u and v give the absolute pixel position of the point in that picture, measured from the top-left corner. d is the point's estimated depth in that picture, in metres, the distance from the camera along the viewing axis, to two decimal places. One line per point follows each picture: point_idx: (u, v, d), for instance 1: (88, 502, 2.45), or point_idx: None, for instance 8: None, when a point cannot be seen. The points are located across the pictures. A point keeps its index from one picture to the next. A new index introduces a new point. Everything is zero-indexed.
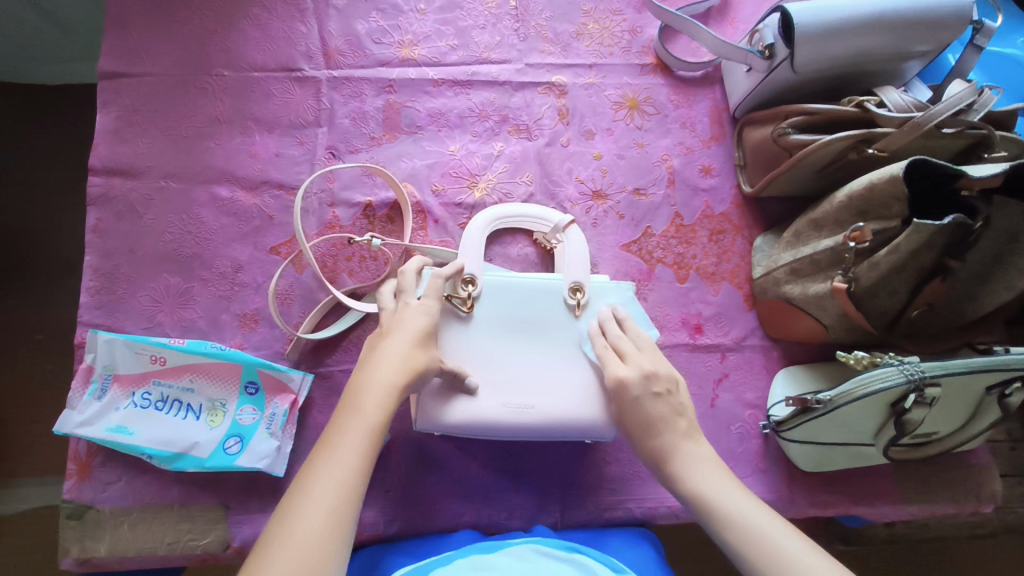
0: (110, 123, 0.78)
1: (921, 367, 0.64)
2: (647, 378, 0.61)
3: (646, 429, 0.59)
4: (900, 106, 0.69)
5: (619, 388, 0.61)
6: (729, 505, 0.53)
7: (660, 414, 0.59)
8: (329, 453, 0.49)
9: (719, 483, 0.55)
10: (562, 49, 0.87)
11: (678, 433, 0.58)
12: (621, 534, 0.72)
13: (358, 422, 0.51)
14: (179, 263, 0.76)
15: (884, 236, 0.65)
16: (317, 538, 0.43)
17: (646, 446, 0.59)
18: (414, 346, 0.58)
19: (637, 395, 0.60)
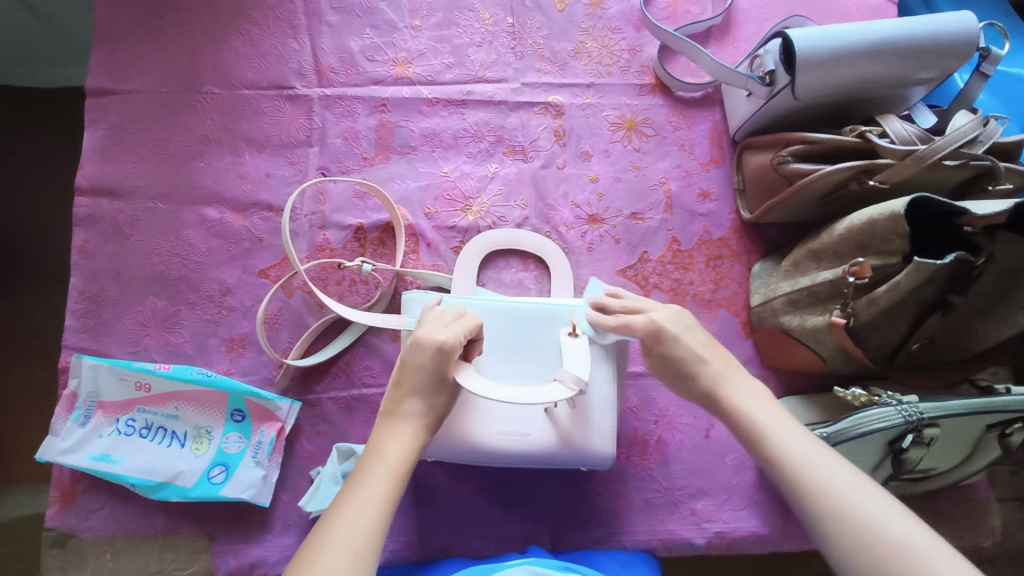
0: (97, 141, 0.77)
1: (920, 408, 0.63)
2: (681, 315, 0.57)
3: (686, 362, 0.54)
4: (904, 138, 0.67)
5: (657, 334, 0.56)
6: (775, 426, 0.47)
7: (701, 348, 0.55)
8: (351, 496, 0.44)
9: (764, 406, 0.50)
10: (560, 68, 0.86)
11: (722, 361, 0.54)
12: (607, 552, 0.71)
13: (345, 538, 0.41)
14: (167, 286, 0.75)
15: (882, 273, 0.63)
16: None
17: (692, 379, 0.53)
18: (431, 395, 0.53)
19: (676, 332, 0.56)
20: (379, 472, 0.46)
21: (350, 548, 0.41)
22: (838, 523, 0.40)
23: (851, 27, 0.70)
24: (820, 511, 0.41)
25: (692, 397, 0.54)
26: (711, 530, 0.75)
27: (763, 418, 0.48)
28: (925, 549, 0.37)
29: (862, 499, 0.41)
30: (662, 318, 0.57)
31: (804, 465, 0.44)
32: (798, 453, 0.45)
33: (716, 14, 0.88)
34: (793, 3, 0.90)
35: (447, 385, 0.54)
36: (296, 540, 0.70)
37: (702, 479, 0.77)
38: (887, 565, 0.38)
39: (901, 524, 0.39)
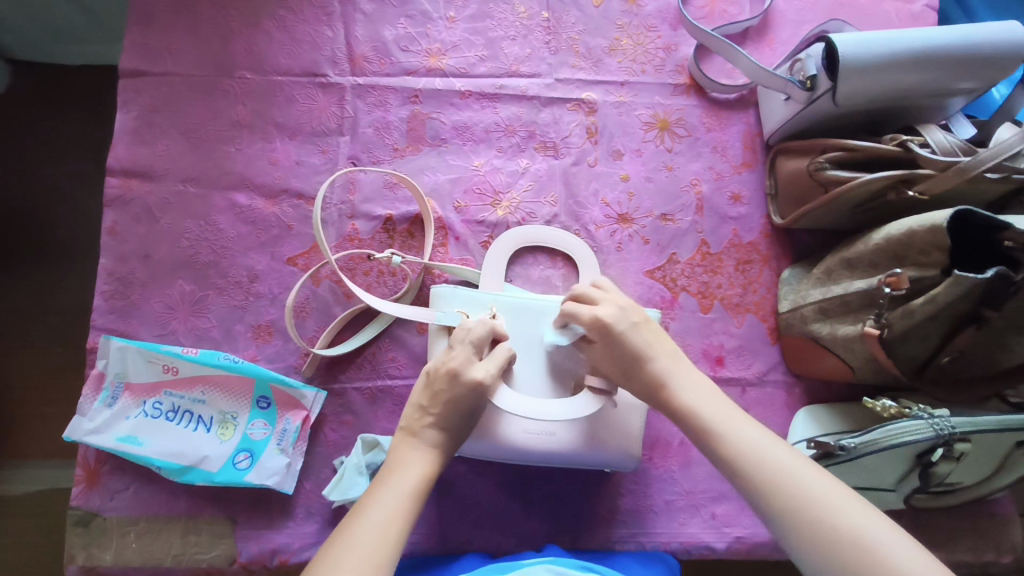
0: (129, 123, 0.77)
1: (952, 422, 0.62)
2: (621, 309, 0.59)
3: (636, 358, 0.57)
4: (945, 148, 0.66)
5: (601, 327, 0.58)
6: (729, 426, 0.52)
7: (646, 342, 0.58)
8: (371, 506, 0.51)
9: (715, 406, 0.54)
10: (594, 64, 0.85)
11: (669, 358, 0.58)
12: (627, 553, 0.72)
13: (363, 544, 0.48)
14: (195, 270, 0.75)
15: (920, 285, 0.63)
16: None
17: (640, 377, 0.57)
18: (450, 425, 0.58)
19: (622, 328, 0.58)
20: (392, 491, 0.52)
21: (364, 550, 0.47)
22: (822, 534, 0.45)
23: (892, 35, 0.68)
24: (786, 510, 0.47)
25: (636, 390, 0.59)
26: (731, 535, 0.75)
27: (716, 421, 0.53)
28: (873, 531, 0.44)
29: (823, 487, 0.47)
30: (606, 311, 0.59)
31: (768, 459, 0.49)
32: (768, 454, 0.49)
33: (753, 15, 0.87)
34: (831, 7, 0.89)
35: (470, 416, 0.59)
36: (317, 528, 0.70)
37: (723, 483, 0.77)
38: (842, 550, 0.43)
39: (854, 513, 0.45)
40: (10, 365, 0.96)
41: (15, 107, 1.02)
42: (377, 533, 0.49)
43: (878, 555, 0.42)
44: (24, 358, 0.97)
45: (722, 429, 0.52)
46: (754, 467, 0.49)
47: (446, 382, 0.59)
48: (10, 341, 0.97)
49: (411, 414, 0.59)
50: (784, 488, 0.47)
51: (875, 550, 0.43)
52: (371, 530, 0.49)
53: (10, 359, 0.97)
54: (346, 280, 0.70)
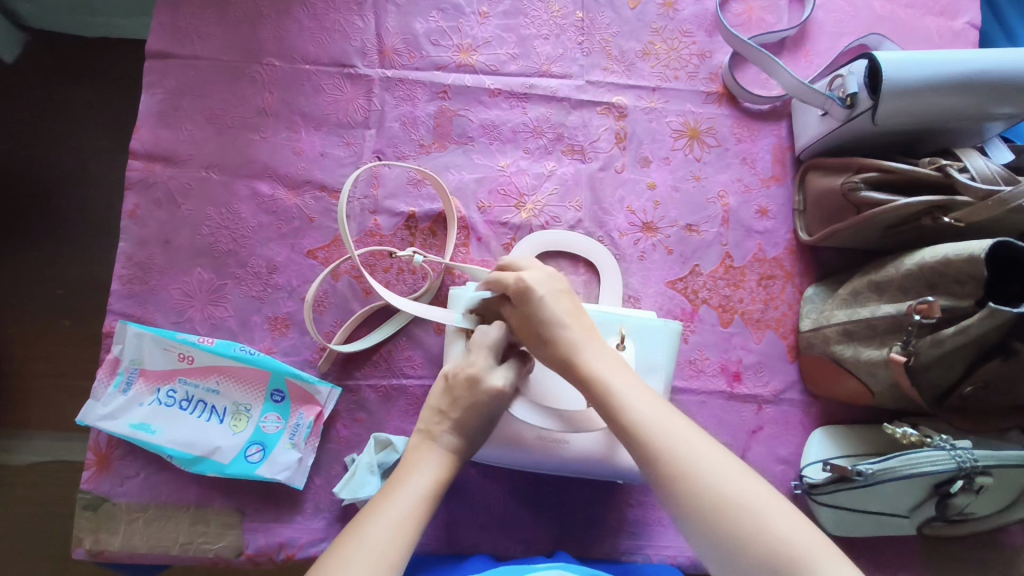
0: (154, 106, 0.76)
1: (974, 454, 0.62)
2: (545, 277, 0.60)
3: (547, 323, 0.57)
4: (985, 175, 0.64)
5: (524, 291, 0.59)
6: (630, 399, 0.51)
7: (563, 310, 0.57)
8: (384, 505, 0.51)
9: (620, 378, 0.53)
10: (626, 68, 0.83)
11: (580, 328, 0.57)
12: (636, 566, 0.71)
13: (370, 544, 0.47)
14: (214, 258, 0.74)
15: (953, 314, 0.61)
16: None
17: (548, 343, 0.56)
18: (466, 428, 0.57)
19: (542, 293, 0.58)
20: (407, 494, 0.52)
21: (377, 551, 0.47)
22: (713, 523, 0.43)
23: (934, 56, 0.67)
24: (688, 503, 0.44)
25: (546, 358, 0.57)
26: None
27: (616, 392, 0.52)
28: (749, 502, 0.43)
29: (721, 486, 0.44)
30: (532, 277, 0.60)
31: (661, 432, 0.48)
32: (658, 431, 0.48)
33: (791, 26, 0.85)
34: (871, 20, 0.87)
35: (488, 422, 0.59)
36: (326, 524, 0.70)
37: None
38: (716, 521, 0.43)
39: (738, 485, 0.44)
40: (18, 337, 0.96)
41: (42, 78, 1.01)
42: (388, 533, 0.48)
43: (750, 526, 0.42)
44: (31, 330, 0.96)
45: (623, 402, 0.51)
46: (649, 446, 0.47)
47: (467, 388, 0.58)
48: (20, 312, 0.97)
49: (428, 416, 0.58)
50: (675, 467, 0.45)
51: (758, 525, 0.42)
52: (385, 531, 0.48)
53: (23, 331, 0.96)
54: (368, 277, 0.69)
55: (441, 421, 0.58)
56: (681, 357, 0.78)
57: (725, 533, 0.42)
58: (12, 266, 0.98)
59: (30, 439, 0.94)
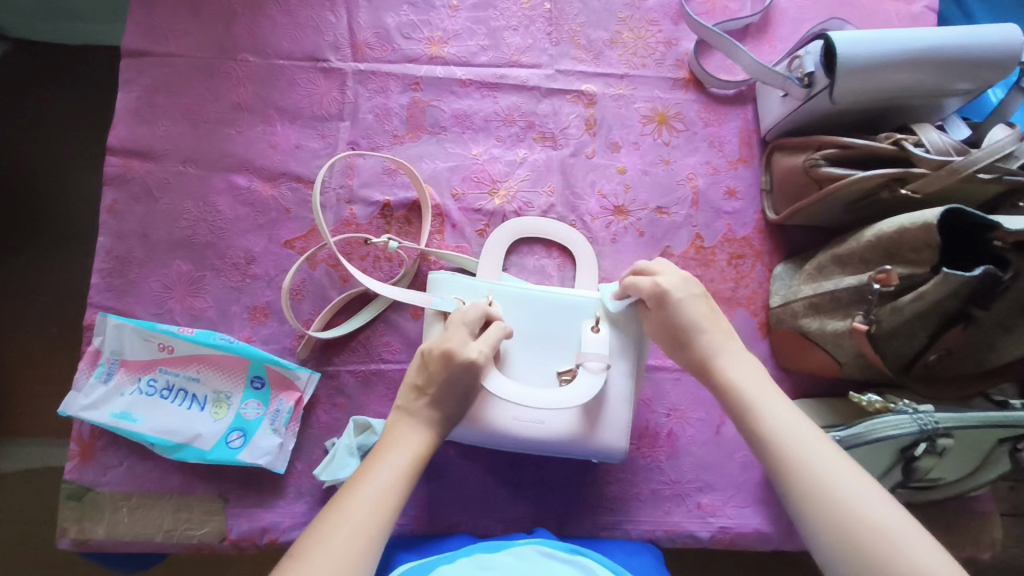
0: (131, 102, 0.77)
1: (936, 417, 0.63)
2: (683, 282, 0.61)
3: (687, 331, 0.58)
4: (939, 148, 0.67)
5: (661, 301, 0.60)
6: (768, 407, 0.52)
7: (698, 317, 0.59)
8: (366, 481, 0.52)
9: (757, 383, 0.54)
10: (595, 57, 0.85)
11: (720, 335, 0.58)
12: (616, 543, 0.72)
13: (350, 521, 0.48)
14: (193, 250, 0.75)
15: (911, 282, 0.63)
16: (349, 561, 0.46)
17: (690, 352, 0.58)
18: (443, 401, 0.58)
19: (680, 296, 0.59)
20: (388, 469, 0.53)
21: (356, 526, 0.48)
22: (857, 540, 0.44)
23: (887, 35, 0.69)
24: (818, 509, 0.46)
25: (685, 362, 0.59)
26: (715, 525, 0.76)
27: (758, 400, 0.53)
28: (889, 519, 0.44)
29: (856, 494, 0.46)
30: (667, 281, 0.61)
31: (794, 439, 0.50)
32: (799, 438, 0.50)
33: (754, 12, 0.87)
34: (832, 6, 0.90)
35: (463, 395, 0.60)
36: (308, 508, 0.71)
37: (710, 474, 0.77)
38: (861, 538, 0.44)
39: (878, 501, 0.45)
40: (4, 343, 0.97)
41: (21, 84, 1.02)
42: (371, 509, 0.50)
43: (895, 545, 0.42)
44: (18, 337, 0.97)
45: (761, 407, 0.52)
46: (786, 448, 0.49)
47: (445, 365, 0.59)
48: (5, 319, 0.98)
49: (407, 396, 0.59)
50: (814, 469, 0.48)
51: (897, 547, 0.42)
52: (369, 505, 0.50)
53: (9, 337, 0.97)
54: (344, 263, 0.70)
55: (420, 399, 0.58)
56: None
57: (857, 549, 0.43)
58: None
59: (18, 443, 0.94)
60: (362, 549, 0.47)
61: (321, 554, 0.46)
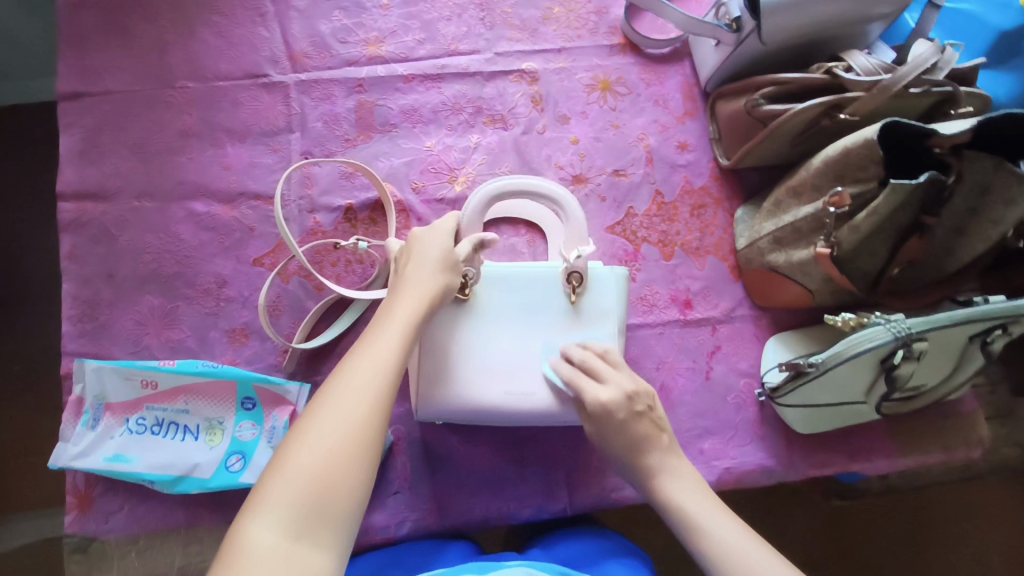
0: (75, 146, 0.76)
1: (908, 323, 0.65)
2: (630, 398, 0.61)
3: (631, 449, 0.59)
4: (868, 69, 0.70)
5: (604, 415, 0.60)
6: (709, 522, 0.53)
7: (645, 433, 0.59)
8: (371, 342, 0.52)
9: (696, 496, 0.56)
10: (531, 35, 0.87)
11: (664, 449, 0.59)
12: (618, 559, 0.64)
13: (362, 375, 0.48)
14: (162, 283, 0.74)
15: (863, 200, 0.66)
16: (366, 409, 0.46)
17: (632, 467, 0.59)
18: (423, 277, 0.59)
19: (622, 416, 0.60)
20: (394, 325, 0.54)
21: (372, 379, 0.48)
22: None
23: None
24: None
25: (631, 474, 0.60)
26: (720, 467, 0.77)
27: (700, 513, 0.54)
28: None
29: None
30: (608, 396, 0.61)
31: (719, 543, 0.51)
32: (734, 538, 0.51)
33: None
34: None
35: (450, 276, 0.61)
36: None
37: (707, 419, 0.79)
38: None
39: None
40: None
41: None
42: (387, 355, 0.50)
43: None
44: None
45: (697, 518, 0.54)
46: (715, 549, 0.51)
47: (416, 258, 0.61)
48: None
49: (396, 283, 0.60)
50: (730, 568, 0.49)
51: None
52: (386, 353, 0.50)
53: None
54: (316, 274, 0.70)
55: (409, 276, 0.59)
56: (632, 295, 0.81)
57: None
58: None
59: (14, 517, 0.91)
60: (384, 385, 0.48)
61: (344, 391, 0.47)
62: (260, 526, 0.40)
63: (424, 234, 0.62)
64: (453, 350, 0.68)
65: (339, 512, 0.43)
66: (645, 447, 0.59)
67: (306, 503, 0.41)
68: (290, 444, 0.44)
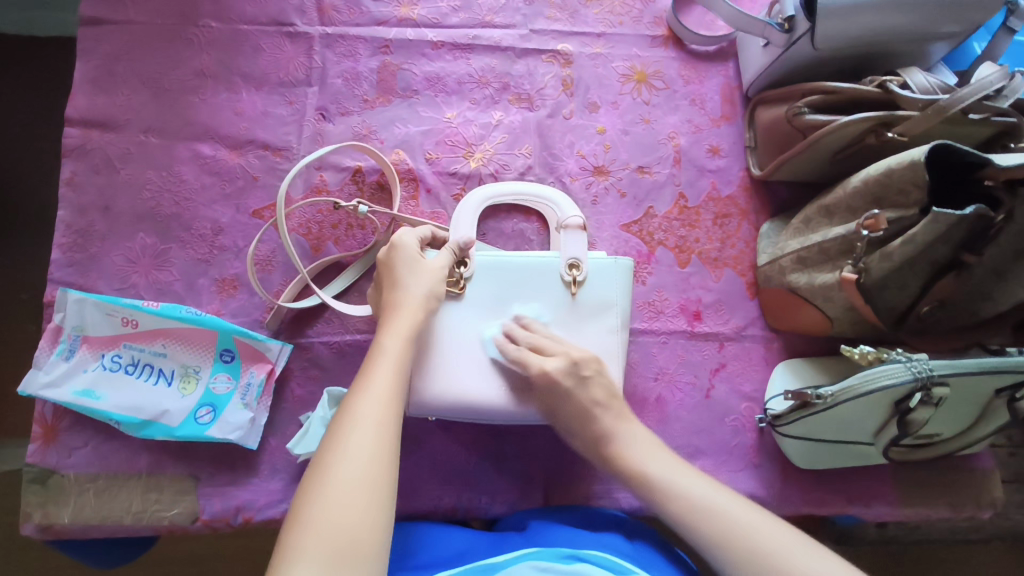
0: (88, 72, 0.74)
1: (930, 364, 0.60)
2: (572, 364, 0.59)
3: (581, 416, 0.58)
4: (924, 88, 0.65)
5: (550, 386, 0.58)
6: (678, 481, 0.53)
7: (597, 397, 0.58)
8: (364, 382, 0.50)
9: (656, 459, 0.55)
10: (570, 16, 0.83)
11: (612, 415, 0.57)
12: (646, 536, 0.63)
13: (364, 420, 0.47)
14: (157, 222, 0.72)
15: (899, 226, 0.60)
16: (373, 452, 0.45)
17: (583, 429, 0.58)
18: (409, 283, 0.59)
19: (592, 371, 0.59)
20: (385, 358, 0.52)
21: (374, 420, 0.47)
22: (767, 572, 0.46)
23: None
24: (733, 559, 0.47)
25: (582, 440, 0.58)
26: None
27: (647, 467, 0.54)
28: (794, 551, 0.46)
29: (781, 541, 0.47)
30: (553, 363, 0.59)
31: (746, 526, 0.49)
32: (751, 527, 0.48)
33: None
34: None
35: (433, 278, 0.60)
36: (284, 484, 0.68)
37: (700, 439, 0.74)
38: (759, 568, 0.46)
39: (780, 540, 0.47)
40: None
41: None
42: (385, 392, 0.50)
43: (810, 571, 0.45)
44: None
45: (679, 489, 0.52)
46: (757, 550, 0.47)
47: (400, 268, 0.60)
48: None
49: (383, 298, 0.59)
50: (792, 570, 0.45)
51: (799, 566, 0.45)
52: (383, 390, 0.50)
53: None
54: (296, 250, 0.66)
55: (392, 301, 0.58)
56: (639, 299, 0.77)
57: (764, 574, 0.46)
58: None
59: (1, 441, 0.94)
60: (388, 429, 0.48)
61: (353, 434, 0.46)
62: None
63: (391, 249, 0.61)
64: (446, 343, 0.64)
65: (368, 553, 0.41)
66: (596, 413, 0.57)
67: (333, 549, 0.40)
68: (306, 497, 0.43)
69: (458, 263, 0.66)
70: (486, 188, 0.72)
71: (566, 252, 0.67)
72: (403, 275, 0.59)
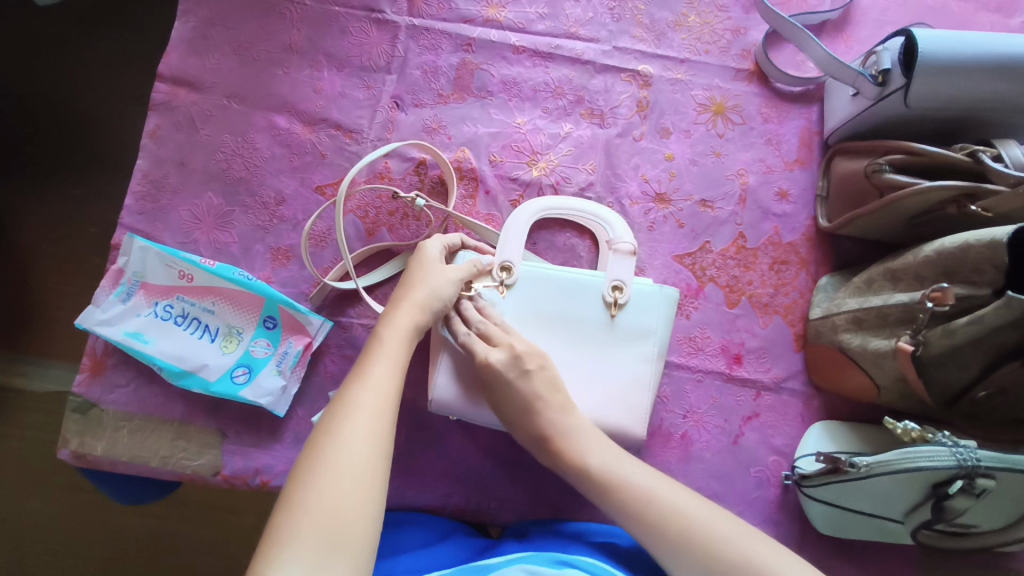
0: (185, 33, 0.77)
1: (977, 455, 0.57)
2: (516, 358, 0.60)
3: (528, 410, 0.59)
4: (1019, 164, 0.61)
5: (492, 374, 0.59)
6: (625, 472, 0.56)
7: (538, 392, 0.59)
8: (363, 374, 0.52)
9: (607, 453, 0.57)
10: (656, 37, 0.82)
11: (556, 410, 0.59)
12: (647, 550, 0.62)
13: (361, 409, 0.49)
14: (226, 184, 0.75)
15: (968, 303, 0.57)
16: (368, 441, 0.47)
17: (522, 421, 0.59)
18: (419, 279, 0.61)
19: (533, 367, 0.60)
20: (384, 350, 0.55)
21: (370, 409, 0.49)
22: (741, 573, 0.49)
23: (984, 37, 0.63)
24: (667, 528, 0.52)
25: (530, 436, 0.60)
26: None
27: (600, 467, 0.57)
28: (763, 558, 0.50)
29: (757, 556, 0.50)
30: (499, 358, 0.60)
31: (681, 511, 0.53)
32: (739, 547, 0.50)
33: (834, 8, 0.84)
34: (919, 11, 0.85)
35: (445, 277, 0.62)
36: None
37: (720, 484, 0.72)
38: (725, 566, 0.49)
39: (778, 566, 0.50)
40: (51, 269, 1.03)
41: (80, 21, 1.07)
42: (382, 382, 0.52)
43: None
44: (65, 266, 1.03)
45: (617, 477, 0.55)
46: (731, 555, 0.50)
47: (419, 266, 0.63)
48: (57, 246, 1.03)
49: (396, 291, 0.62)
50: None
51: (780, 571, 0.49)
52: (380, 381, 0.52)
53: (58, 264, 1.03)
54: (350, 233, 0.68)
55: (397, 295, 0.60)
56: (680, 332, 0.76)
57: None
58: (51, 202, 1.04)
59: (54, 364, 1.00)
60: (383, 421, 0.50)
61: (350, 423, 0.48)
62: (285, 565, 0.40)
63: (414, 253, 0.64)
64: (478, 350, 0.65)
65: (359, 540, 0.43)
66: (540, 407, 0.59)
67: (324, 534, 0.42)
68: (301, 483, 0.44)
69: (500, 266, 0.66)
70: (544, 198, 0.73)
71: (611, 273, 0.67)
72: (423, 274, 0.62)
